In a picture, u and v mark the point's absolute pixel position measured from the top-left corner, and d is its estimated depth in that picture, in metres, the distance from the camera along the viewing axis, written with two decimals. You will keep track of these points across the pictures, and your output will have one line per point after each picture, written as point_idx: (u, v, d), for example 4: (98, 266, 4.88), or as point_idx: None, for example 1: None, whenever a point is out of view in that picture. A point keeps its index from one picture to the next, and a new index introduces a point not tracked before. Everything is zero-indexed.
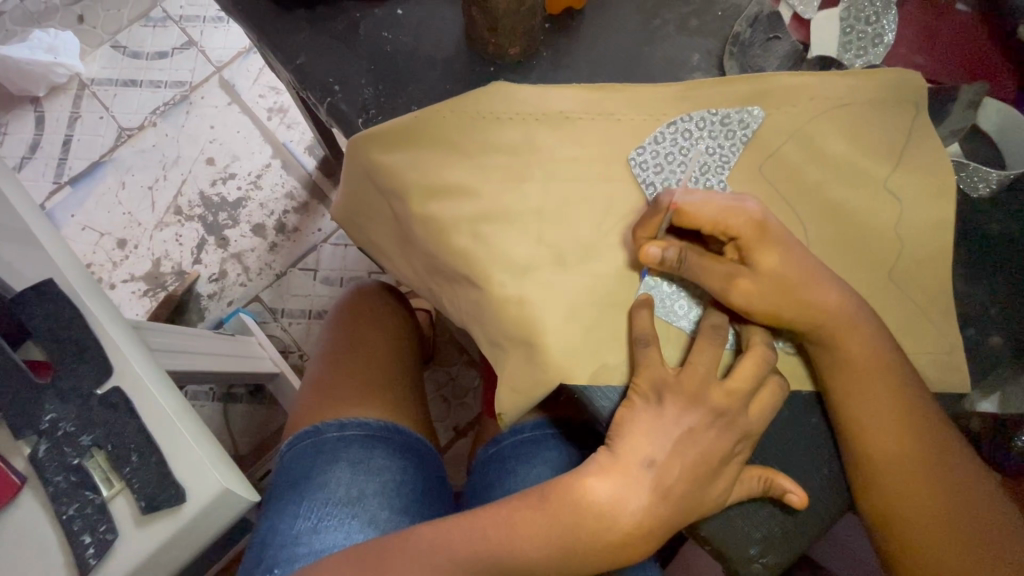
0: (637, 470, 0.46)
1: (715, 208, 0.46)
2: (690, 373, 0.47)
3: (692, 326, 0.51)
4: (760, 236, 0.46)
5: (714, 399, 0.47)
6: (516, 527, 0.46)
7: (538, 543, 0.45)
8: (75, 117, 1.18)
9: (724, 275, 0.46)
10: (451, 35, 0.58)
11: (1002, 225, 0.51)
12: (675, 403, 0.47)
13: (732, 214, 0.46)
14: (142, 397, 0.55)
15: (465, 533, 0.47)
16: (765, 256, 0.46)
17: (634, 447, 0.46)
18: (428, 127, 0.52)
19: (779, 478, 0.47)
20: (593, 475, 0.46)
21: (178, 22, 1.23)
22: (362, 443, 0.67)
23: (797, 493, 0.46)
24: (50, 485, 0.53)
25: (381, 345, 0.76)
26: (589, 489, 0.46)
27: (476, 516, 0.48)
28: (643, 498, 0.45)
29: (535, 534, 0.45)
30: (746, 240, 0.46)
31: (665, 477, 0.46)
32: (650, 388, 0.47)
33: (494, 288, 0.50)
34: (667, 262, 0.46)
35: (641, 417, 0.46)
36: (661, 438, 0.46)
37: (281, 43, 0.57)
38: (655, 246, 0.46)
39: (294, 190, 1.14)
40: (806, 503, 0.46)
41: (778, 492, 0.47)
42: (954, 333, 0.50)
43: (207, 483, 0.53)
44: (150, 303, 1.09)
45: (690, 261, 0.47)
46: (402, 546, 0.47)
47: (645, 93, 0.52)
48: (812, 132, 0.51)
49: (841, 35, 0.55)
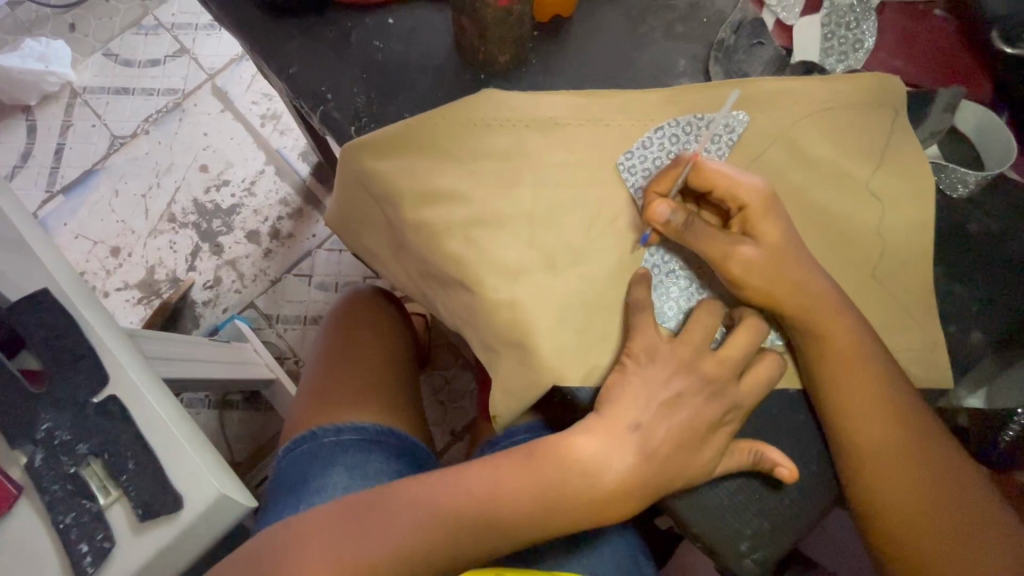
0: (624, 432, 0.46)
1: (728, 173, 0.48)
2: (685, 340, 0.48)
3: (678, 321, 0.51)
4: (765, 209, 0.47)
5: (706, 367, 0.47)
6: (500, 484, 0.46)
7: (520, 498, 0.45)
8: (68, 125, 1.18)
9: (727, 245, 0.47)
10: (441, 43, 0.58)
11: (982, 225, 0.52)
12: (666, 366, 0.47)
13: (743, 181, 0.47)
14: (138, 406, 0.56)
15: (449, 487, 0.46)
16: (767, 228, 0.47)
17: (621, 411, 0.46)
18: (419, 134, 0.52)
19: (766, 450, 0.47)
20: (581, 434, 0.46)
21: (170, 29, 1.23)
22: (357, 447, 0.67)
23: (786, 467, 0.46)
24: (46, 494, 0.53)
25: (376, 351, 0.77)
26: (575, 448, 0.46)
27: (461, 470, 0.47)
28: (628, 458, 0.45)
29: (520, 489, 0.46)
30: (752, 210, 0.47)
31: (650, 442, 0.46)
32: (643, 350, 0.47)
33: (486, 291, 0.51)
34: (672, 225, 0.47)
35: (630, 378, 0.47)
36: (647, 401, 0.46)
37: (273, 52, 0.58)
38: (665, 206, 0.47)
39: (288, 196, 1.15)
40: (795, 476, 0.46)
41: (766, 465, 0.47)
42: (936, 331, 0.51)
43: (204, 488, 0.54)
44: (145, 311, 1.09)
45: (695, 228, 0.47)
46: (387, 500, 0.46)
47: (632, 98, 0.53)
48: (795, 136, 0.53)
49: (822, 41, 0.56)
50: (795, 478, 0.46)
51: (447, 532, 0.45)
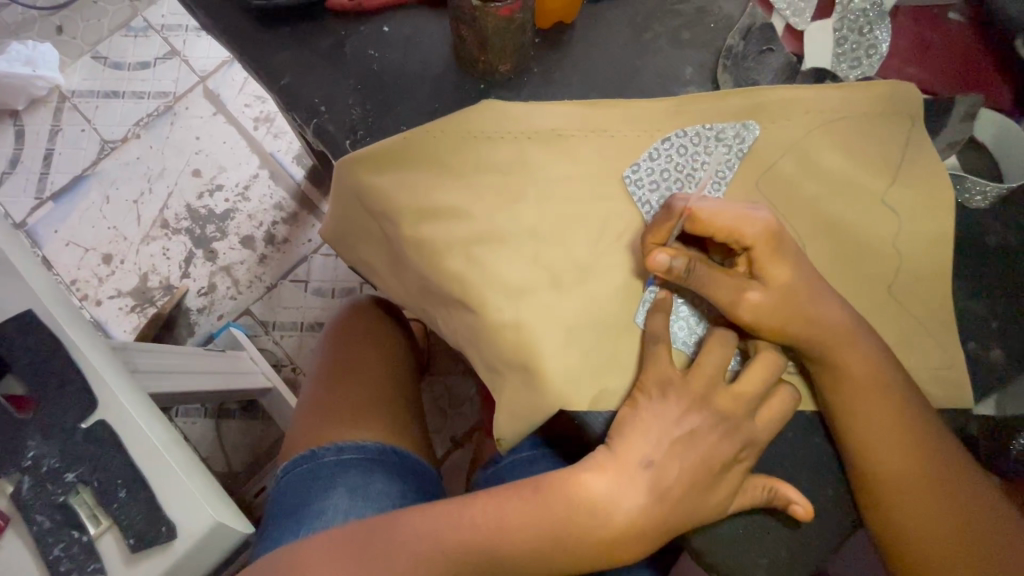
0: (635, 470, 0.44)
1: (728, 216, 0.45)
2: (697, 373, 0.46)
3: (693, 345, 0.50)
4: (772, 249, 0.45)
5: (719, 402, 0.46)
6: (506, 521, 0.43)
7: (526, 532, 0.43)
8: (56, 130, 1.16)
9: (735, 287, 0.45)
10: (440, 51, 0.57)
11: (1000, 236, 0.51)
12: (680, 403, 0.45)
13: (747, 222, 0.45)
14: (129, 431, 0.53)
15: (452, 520, 0.44)
16: (775, 270, 0.45)
17: (632, 444, 0.44)
18: (418, 148, 0.50)
19: (782, 487, 0.46)
20: (589, 471, 0.44)
21: (160, 31, 1.20)
22: (359, 466, 0.65)
23: (801, 504, 0.45)
24: (34, 525, 0.51)
25: (375, 363, 0.74)
26: (584, 485, 0.44)
27: (466, 502, 0.45)
28: (639, 497, 0.44)
29: (525, 524, 0.43)
30: (758, 252, 0.45)
31: (662, 480, 0.44)
32: (656, 382, 0.46)
33: (490, 312, 0.49)
34: (675, 272, 0.44)
35: (641, 412, 0.45)
36: (658, 435, 0.45)
37: (264, 61, 0.56)
38: (664, 253, 0.44)
39: (283, 201, 1.12)
40: (811, 515, 0.45)
41: (781, 502, 0.46)
42: (954, 348, 0.50)
43: (198, 518, 0.52)
44: (138, 320, 1.07)
45: (699, 272, 0.45)
46: (392, 531, 0.44)
47: (639, 109, 0.51)
48: (807, 147, 0.51)
49: (835, 47, 0.55)
50: (810, 516, 0.45)
51: (452, 567, 0.43)
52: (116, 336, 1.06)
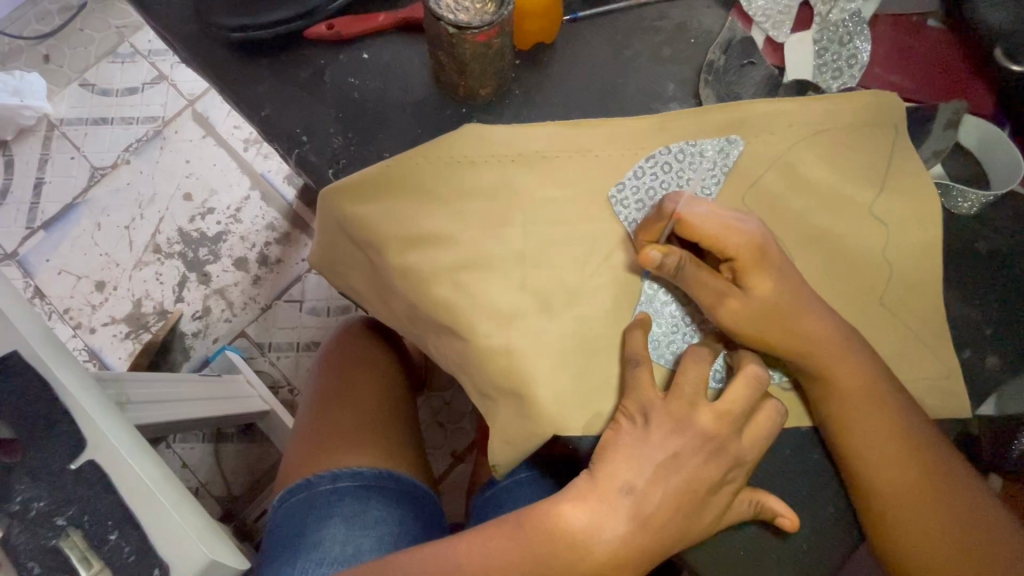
0: (615, 496, 0.43)
1: (715, 226, 0.45)
2: (677, 394, 0.46)
3: (672, 359, 0.50)
4: (755, 261, 0.45)
5: (703, 422, 0.45)
6: (491, 558, 0.43)
7: (509, 569, 0.43)
8: (46, 158, 1.15)
9: (719, 298, 0.45)
10: (420, 77, 0.57)
11: (989, 242, 0.52)
12: (662, 426, 0.45)
13: (733, 233, 0.45)
14: (118, 468, 0.49)
15: (439, 560, 0.44)
16: (758, 280, 0.45)
17: (614, 471, 0.44)
18: (402, 175, 0.50)
19: (769, 500, 0.46)
20: (569, 501, 0.43)
21: (147, 56, 1.20)
22: (356, 494, 0.63)
23: (787, 516, 0.45)
24: (24, 571, 0.47)
25: (371, 386, 0.72)
26: (563, 517, 0.43)
27: (452, 542, 0.45)
28: (620, 526, 0.43)
29: (505, 561, 0.43)
30: (742, 262, 0.45)
31: (644, 506, 0.43)
32: (638, 409, 0.46)
33: (478, 337, 0.49)
34: (666, 268, 0.45)
35: (625, 437, 0.45)
36: (642, 461, 0.44)
37: (246, 94, 0.56)
38: (657, 250, 0.44)
39: (275, 221, 1.12)
40: (796, 526, 0.45)
41: (768, 514, 0.46)
42: (951, 358, 0.50)
43: (191, 557, 0.47)
44: (133, 346, 1.06)
45: (687, 271, 0.46)
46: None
47: (622, 127, 0.51)
48: (791, 161, 0.51)
49: (816, 58, 0.55)
50: (796, 528, 0.45)
51: None
52: (111, 363, 1.05)
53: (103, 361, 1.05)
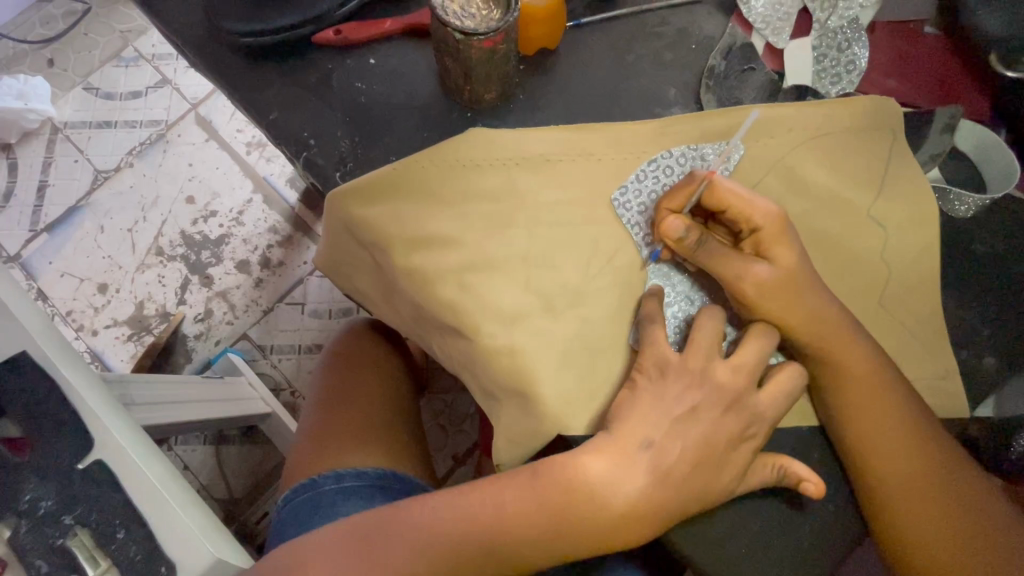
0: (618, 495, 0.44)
1: (741, 194, 0.46)
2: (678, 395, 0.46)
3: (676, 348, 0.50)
4: (779, 232, 0.46)
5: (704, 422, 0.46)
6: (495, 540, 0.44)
7: (520, 525, 0.44)
8: (50, 161, 1.16)
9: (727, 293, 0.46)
10: (425, 82, 0.58)
11: (986, 244, 0.53)
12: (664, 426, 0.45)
13: (756, 204, 0.46)
14: (124, 468, 0.49)
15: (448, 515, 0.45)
16: (781, 252, 0.46)
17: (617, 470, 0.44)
18: (408, 178, 0.50)
19: (793, 464, 0.46)
20: (589, 454, 0.44)
21: (151, 60, 1.21)
22: (361, 495, 0.63)
23: (813, 483, 0.44)
24: (32, 570, 0.48)
25: (376, 388, 0.73)
26: (581, 469, 0.43)
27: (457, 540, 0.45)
28: (639, 480, 0.43)
29: (518, 514, 0.44)
30: (766, 233, 0.46)
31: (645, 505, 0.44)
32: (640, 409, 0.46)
33: (482, 338, 0.49)
34: (687, 241, 0.46)
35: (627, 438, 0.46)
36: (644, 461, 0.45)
37: (253, 98, 0.57)
38: (679, 221, 0.46)
39: (277, 223, 1.13)
40: (822, 494, 0.44)
41: (793, 479, 0.46)
42: (949, 358, 0.51)
43: (197, 557, 0.47)
44: (135, 348, 1.06)
45: (707, 246, 0.47)
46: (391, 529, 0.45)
47: (624, 131, 0.51)
48: (791, 164, 0.51)
49: (814, 65, 0.56)
50: (821, 496, 0.45)
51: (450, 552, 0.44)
52: (114, 365, 1.05)
53: (106, 363, 1.06)
